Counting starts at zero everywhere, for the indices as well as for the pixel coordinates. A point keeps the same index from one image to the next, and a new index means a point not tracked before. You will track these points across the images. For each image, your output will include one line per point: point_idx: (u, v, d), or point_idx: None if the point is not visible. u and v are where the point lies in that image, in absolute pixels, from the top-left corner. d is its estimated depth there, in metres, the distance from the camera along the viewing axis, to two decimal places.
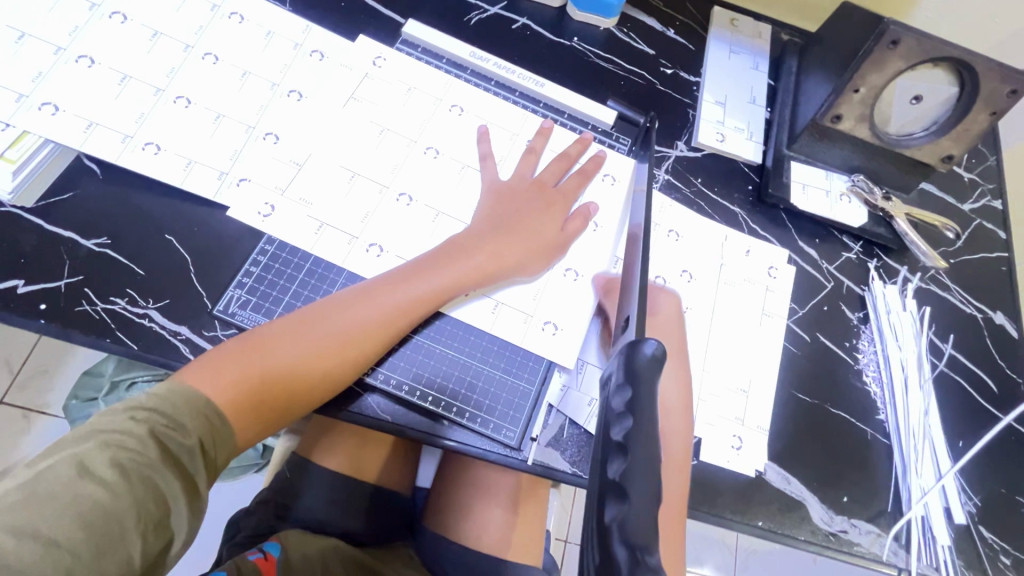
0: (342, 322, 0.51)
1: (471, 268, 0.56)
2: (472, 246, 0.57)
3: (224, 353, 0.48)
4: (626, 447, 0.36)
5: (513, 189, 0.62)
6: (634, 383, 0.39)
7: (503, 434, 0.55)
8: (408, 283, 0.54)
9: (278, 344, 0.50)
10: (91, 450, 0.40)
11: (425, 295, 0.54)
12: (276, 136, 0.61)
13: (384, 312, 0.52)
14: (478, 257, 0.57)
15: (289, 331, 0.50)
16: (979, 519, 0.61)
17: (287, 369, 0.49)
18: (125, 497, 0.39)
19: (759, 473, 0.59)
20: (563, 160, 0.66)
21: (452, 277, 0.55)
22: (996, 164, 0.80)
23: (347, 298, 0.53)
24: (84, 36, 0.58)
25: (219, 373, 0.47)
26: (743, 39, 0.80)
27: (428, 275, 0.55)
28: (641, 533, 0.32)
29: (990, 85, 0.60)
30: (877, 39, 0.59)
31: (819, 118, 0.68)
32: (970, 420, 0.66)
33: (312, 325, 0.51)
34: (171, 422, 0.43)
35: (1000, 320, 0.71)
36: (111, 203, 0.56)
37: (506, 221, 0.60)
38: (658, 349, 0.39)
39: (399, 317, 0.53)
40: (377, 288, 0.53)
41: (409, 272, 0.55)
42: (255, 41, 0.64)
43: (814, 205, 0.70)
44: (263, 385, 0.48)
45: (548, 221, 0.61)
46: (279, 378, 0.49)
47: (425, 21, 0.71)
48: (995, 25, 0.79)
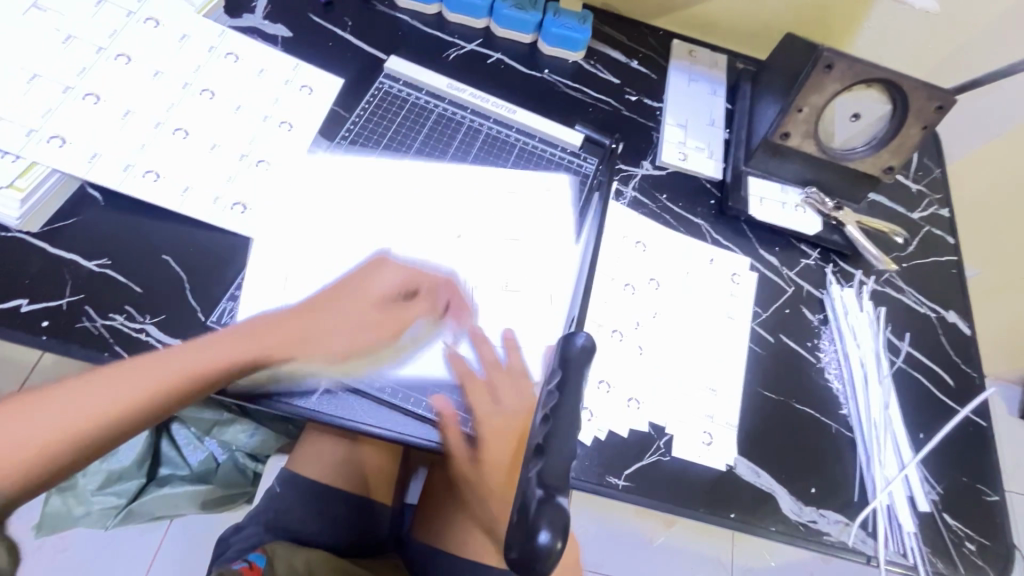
0: (161, 373, 0.51)
1: (362, 315, 0.59)
2: (365, 293, 0.60)
3: (46, 397, 0.48)
4: (548, 419, 0.45)
5: (392, 263, 0.63)
6: (563, 370, 0.47)
7: (480, 432, 0.58)
8: (292, 322, 0.57)
9: (48, 400, 0.48)
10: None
11: (311, 334, 0.57)
12: (268, 163, 0.66)
13: (213, 361, 0.53)
14: (270, 321, 0.57)
15: (132, 368, 0.50)
16: (943, 507, 0.64)
17: (12, 444, 0.45)
18: None
19: (729, 467, 0.62)
20: (450, 231, 0.67)
21: (244, 340, 0.55)
22: (941, 176, 0.86)
23: (229, 333, 0.55)
24: (90, 76, 0.63)
25: (91, 393, 0.48)
26: (701, 67, 0.87)
27: (316, 316, 0.58)
28: (554, 476, 0.41)
29: (918, 101, 0.66)
30: (814, 64, 0.66)
31: (770, 135, 0.73)
32: (930, 412, 0.69)
33: (190, 354, 0.52)
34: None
35: (953, 319, 0.76)
36: (113, 227, 0.60)
37: (365, 289, 0.60)
38: (587, 341, 0.48)
39: (179, 376, 0.51)
40: (218, 341, 0.54)
41: (294, 311, 0.58)
42: (249, 79, 0.70)
43: (771, 215, 0.75)
44: (11, 453, 0.45)
45: (411, 297, 0.61)
46: (10, 451, 0.45)
47: (406, 57, 0.78)
48: (930, 50, 0.86)
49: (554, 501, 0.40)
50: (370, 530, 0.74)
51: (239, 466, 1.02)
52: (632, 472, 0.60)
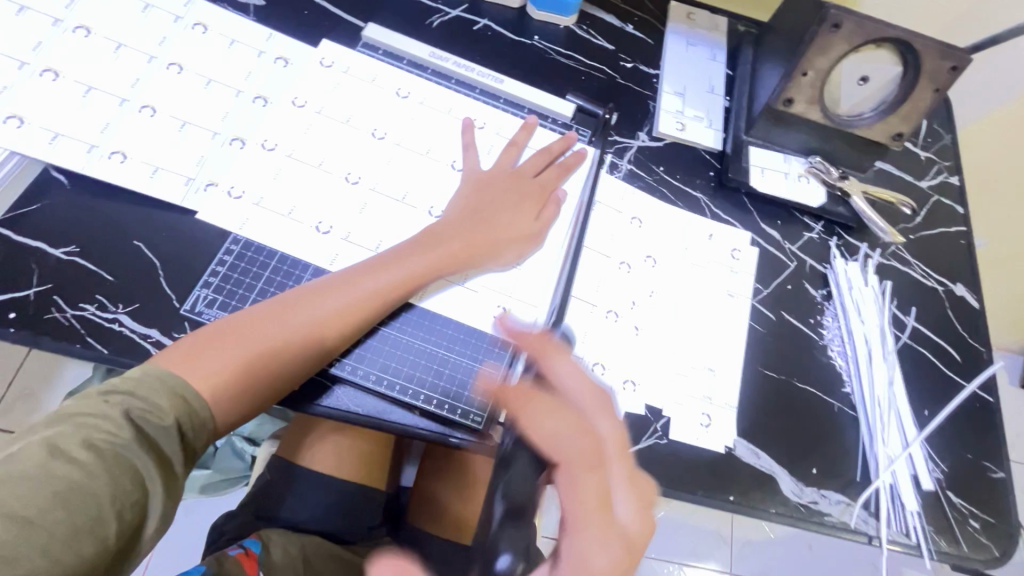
0: (370, 288, 0.54)
1: (442, 258, 0.58)
2: (444, 236, 0.59)
3: (229, 328, 0.50)
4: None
5: (490, 179, 0.65)
6: None
7: (471, 420, 0.55)
8: (377, 274, 0.55)
9: (285, 316, 0.52)
10: (66, 431, 0.41)
11: (394, 284, 0.55)
12: (242, 141, 0.63)
13: (400, 281, 0.55)
14: (456, 244, 0.59)
15: (276, 311, 0.52)
16: (947, 485, 0.63)
17: (270, 347, 0.50)
18: (98, 476, 0.40)
19: (728, 449, 0.60)
20: (543, 156, 0.68)
21: (423, 263, 0.57)
22: (951, 142, 0.82)
23: (321, 289, 0.53)
24: (48, 51, 0.59)
25: (202, 356, 0.48)
26: (700, 32, 0.82)
27: (395, 267, 0.56)
28: None
29: (931, 63, 0.62)
30: (820, 23, 0.61)
31: (772, 103, 0.70)
32: (935, 389, 0.67)
33: (291, 310, 0.52)
34: (149, 402, 0.44)
35: (961, 292, 0.73)
36: (80, 212, 0.57)
37: (478, 208, 0.62)
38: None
39: (387, 295, 0.55)
40: (392, 259, 0.56)
41: (383, 261, 0.56)
42: (219, 51, 0.66)
43: (774, 188, 0.72)
44: (251, 365, 0.49)
45: (522, 215, 0.64)
46: (275, 355, 0.50)
47: (387, 25, 0.73)
48: (943, 8, 0.81)
49: None
50: (362, 518, 0.73)
51: (236, 451, 1.02)
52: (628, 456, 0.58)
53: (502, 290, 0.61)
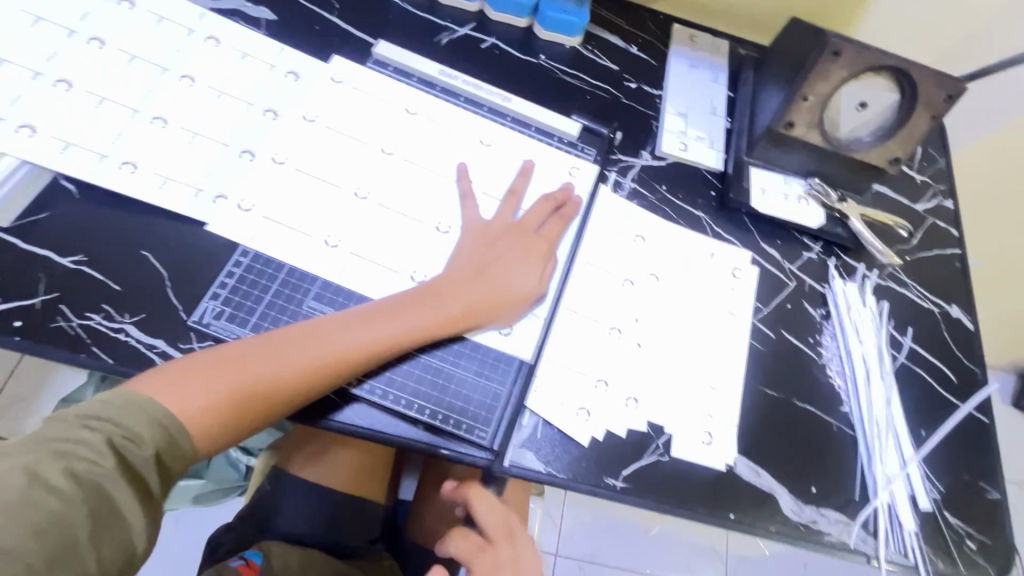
0: (366, 339, 0.53)
1: (444, 314, 0.57)
2: (449, 289, 0.58)
3: (220, 356, 0.50)
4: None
5: (495, 223, 0.64)
6: None
7: (476, 435, 0.56)
8: (377, 323, 0.54)
9: (277, 354, 0.51)
10: (46, 458, 0.41)
11: (392, 337, 0.54)
12: (251, 153, 0.63)
13: (397, 335, 0.54)
14: (458, 300, 0.58)
15: (268, 348, 0.51)
16: (944, 505, 0.63)
17: (255, 383, 0.49)
18: (77, 506, 0.40)
19: (729, 467, 0.60)
20: (550, 206, 0.67)
21: (424, 319, 0.56)
22: (945, 166, 0.84)
23: (318, 330, 0.53)
24: (62, 62, 0.60)
25: (184, 386, 0.47)
26: (702, 54, 0.84)
27: (397, 318, 0.55)
28: None
29: (927, 91, 0.64)
30: (821, 50, 0.63)
31: (773, 125, 0.71)
32: (932, 409, 0.68)
33: (284, 350, 0.51)
34: (131, 429, 0.44)
35: (956, 313, 0.74)
36: (88, 221, 0.58)
37: (484, 257, 0.61)
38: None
39: (381, 348, 0.54)
40: (395, 308, 0.55)
41: (386, 310, 0.55)
42: (231, 64, 0.67)
43: (773, 208, 0.73)
44: (232, 401, 0.49)
45: (525, 271, 0.62)
46: (259, 392, 0.50)
47: (396, 42, 0.74)
48: (938, 36, 0.84)
49: None
50: (360, 530, 0.72)
51: (231, 461, 1.01)
52: (631, 473, 0.58)
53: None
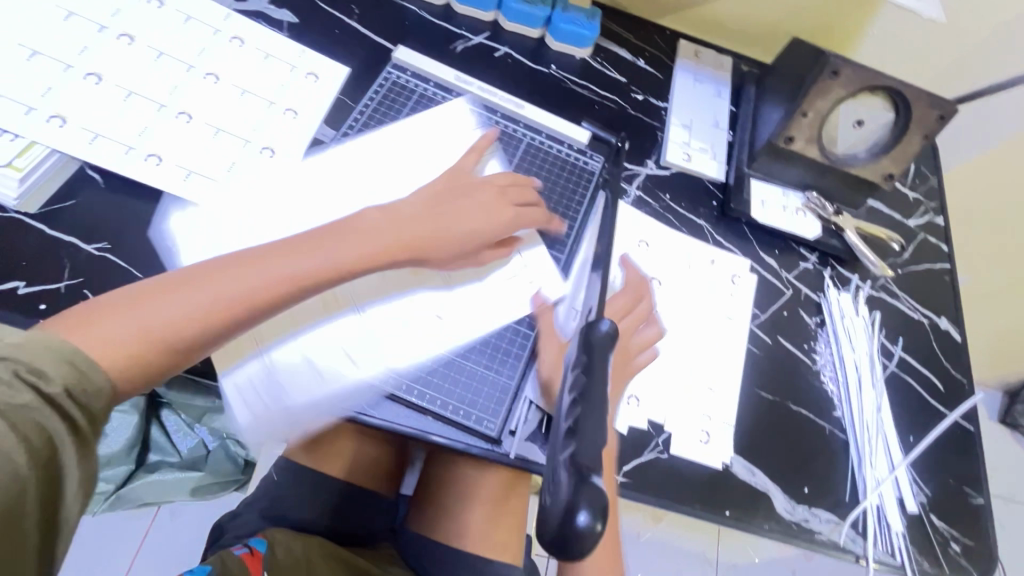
0: (297, 266, 0.53)
1: (362, 250, 0.56)
2: (361, 225, 0.58)
3: (145, 291, 0.49)
4: (579, 399, 0.40)
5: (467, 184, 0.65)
6: (591, 355, 0.43)
7: (483, 426, 0.58)
8: (285, 258, 0.53)
9: (185, 288, 0.50)
10: None
11: (300, 270, 0.53)
12: (272, 150, 0.65)
13: (321, 267, 0.54)
14: (394, 236, 0.58)
15: (175, 284, 0.50)
16: (930, 508, 0.66)
17: (181, 315, 0.48)
18: (9, 445, 0.37)
19: (725, 465, 0.62)
20: (530, 191, 0.68)
21: (359, 247, 0.56)
22: (937, 184, 0.88)
23: (221, 267, 0.52)
24: (92, 56, 0.62)
25: (90, 320, 0.46)
26: (707, 70, 0.87)
27: (309, 254, 0.54)
28: (590, 456, 0.36)
29: (920, 111, 0.67)
30: (820, 69, 0.66)
31: (774, 139, 0.74)
32: (920, 416, 0.71)
33: (190, 285, 0.50)
34: (41, 364, 0.40)
35: (945, 325, 0.77)
36: (113, 210, 0.59)
37: (440, 205, 0.62)
38: (611, 327, 0.45)
39: (311, 276, 0.54)
40: (304, 244, 0.55)
41: (294, 245, 0.55)
42: (254, 63, 0.69)
43: (771, 218, 0.76)
44: (157, 332, 0.47)
45: (469, 219, 0.62)
46: (189, 323, 0.49)
47: (414, 48, 0.77)
48: (932, 60, 0.87)
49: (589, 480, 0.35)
50: (364, 519, 0.75)
51: (229, 454, 1.02)
52: (631, 469, 0.60)
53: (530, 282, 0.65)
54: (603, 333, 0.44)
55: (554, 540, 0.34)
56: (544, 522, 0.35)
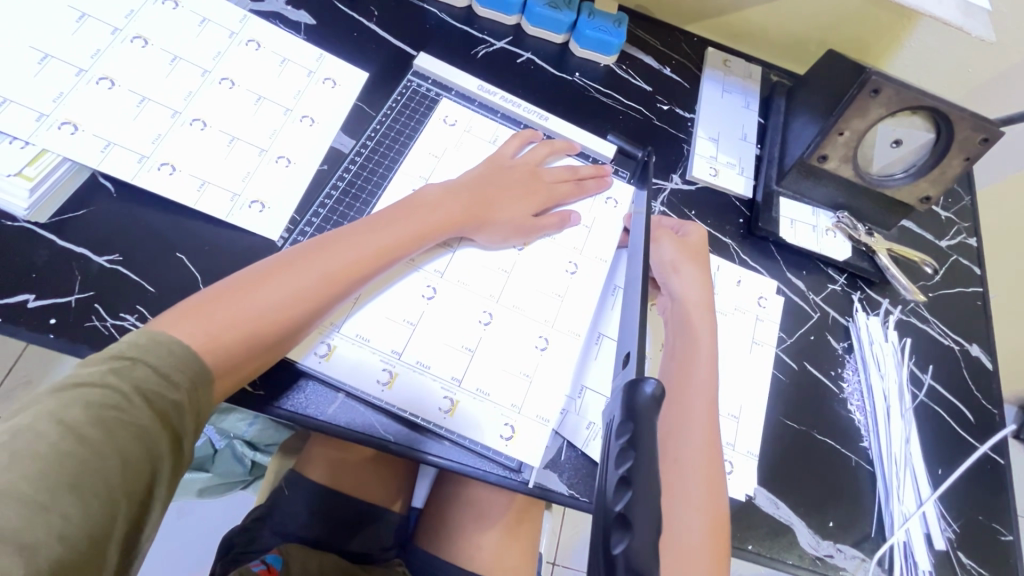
0: (369, 246, 0.54)
1: (434, 222, 0.58)
2: (434, 203, 0.59)
3: (227, 285, 0.49)
4: (629, 480, 0.37)
5: (506, 166, 0.66)
6: (635, 422, 0.40)
7: (503, 456, 0.55)
8: (368, 234, 0.55)
9: (279, 272, 0.50)
10: (71, 408, 0.40)
11: (385, 244, 0.55)
12: (288, 159, 0.63)
13: (400, 239, 0.56)
14: (453, 208, 0.60)
15: (270, 270, 0.50)
16: (958, 545, 0.64)
17: (270, 306, 0.49)
18: (110, 454, 0.39)
19: (748, 497, 0.61)
20: (568, 170, 0.69)
21: (420, 222, 0.58)
22: (971, 204, 0.85)
23: (310, 249, 0.53)
24: (105, 59, 0.60)
25: (192, 319, 0.46)
26: (735, 80, 0.84)
27: (388, 227, 0.56)
28: (645, 559, 0.34)
29: (963, 133, 0.64)
30: (860, 87, 0.63)
31: (806, 157, 0.71)
32: (949, 448, 0.69)
33: (283, 268, 0.51)
34: (155, 372, 0.43)
35: (976, 352, 0.75)
36: (125, 221, 0.58)
37: (483, 186, 0.63)
38: (657, 388, 0.41)
39: (382, 255, 0.55)
40: (383, 220, 0.56)
41: (374, 223, 0.56)
42: (270, 68, 0.67)
43: (801, 239, 0.74)
44: (253, 327, 0.48)
45: (523, 206, 0.64)
46: (279, 316, 0.49)
47: (434, 53, 0.74)
48: (970, 74, 0.84)
49: None
50: (375, 537, 0.73)
51: (237, 455, 1.01)
52: None
53: (572, 249, 0.66)
54: (648, 397, 0.41)
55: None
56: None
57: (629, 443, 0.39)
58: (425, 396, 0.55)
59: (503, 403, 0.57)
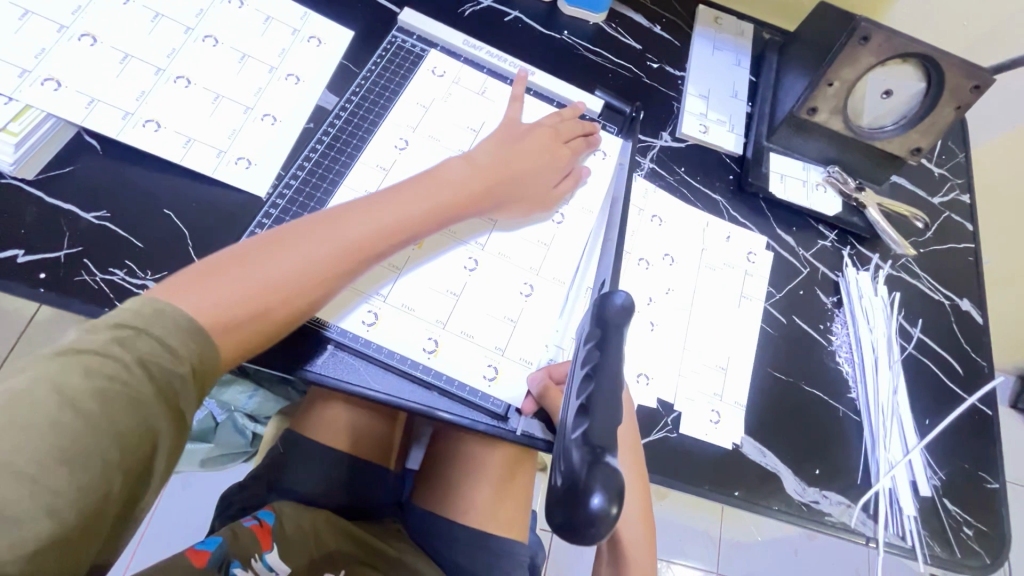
0: (386, 222, 0.52)
1: (454, 199, 0.57)
2: (453, 179, 0.57)
3: (234, 256, 0.46)
4: (592, 375, 0.39)
5: (518, 133, 0.64)
6: (605, 328, 0.42)
7: (490, 402, 0.56)
8: (386, 209, 0.53)
9: (293, 246, 0.48)
10: (70, 375, 0.37)
11: (405, 221, 0.53)
12: (274, 117, 0.63)
13: (419, 216, 0.54)
14: (467, 181, 0.58)
15: (282, 242, 0.48)
16: (944, 492, 0.65)
17: (281, 279, 0.47)
18: (106, 429, 0.36)
19: (735, 446, 0.61)
20: (578, 127, 0.69)
21: (434, 195, 0.55)
22: (965, 161, 0.84)
23: (324, 221, 0.50)
24: (86, 16, 0.59)
25: (202, 291, 0.43)
26: (726, 37, 0.83)
27: (408, 203, 0.54)
28: (602, 435, 0.36)
29: (954, 80, 0.64)
30: (849, 35, 0.62)
31: (796, 110, 0.71)
32: (937, 400, 0.69)
33: (298, 241, 0.48)
34: (162, 343, 0.40)
35: (966, 307, 0.75)
36: (112, 178, 0.58)
37: (495, 158, 0.61)
38: (628, 299, 0.43)
39: (397, 229, 0.53)
40: (401, 194, 0.54)
41: (392, 196, 0.54)
42: (254, 26, 0.66)
43: (791, 194, 0.73)
44: (266, 301, 0.46)
45: (536, 180, 0.63)
46: (292, 292, 0.47)
47: (420, 10, 0.73)
48: (965, 28, 0.83)
49: (603, 461, 0.34)
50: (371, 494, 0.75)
51: (237, 426, 1.02)
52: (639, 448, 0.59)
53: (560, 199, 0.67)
54: (618, 307, 0.43)
55: (565, 525, 0.33)
56: (553, 504, 0.34)
57: (595, 344, 0.41)
58: (411, 339, 0.56)
59: (486, 344, 0.58)
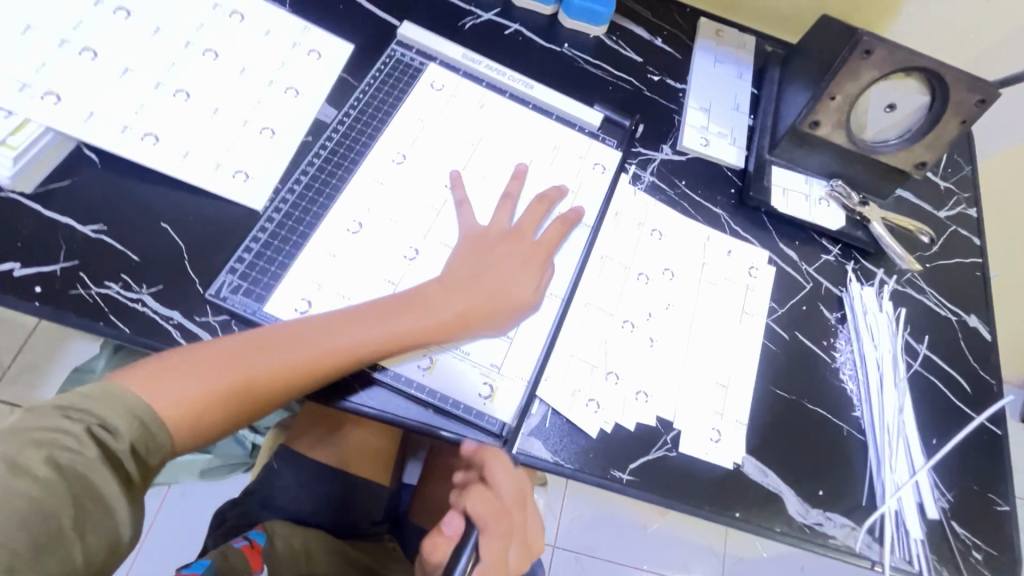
0: (356, 339, 0.52)
1: (435, 319, 0.55)
2: (439, 298, 0.56)
3: (216, 352, 0.49)
4: None
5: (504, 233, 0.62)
6: None
7: (486, 421, 0.55)
8: (362, 328, 0.52)
9: (261, 354, 0.49)
10: (22, 447, 0.39)
11: (375, 344, 0.52)
12: (272, 130, 0.63)
13: (393, 338, 0.53)
14: (452, 308, 0.56)
15: (253, 346, 0.50)
16: (952, 515, 0.63)
17: (237, 383, 0.48)
18: (60, 492, 0.39)
19: (737, 465, 0.60)
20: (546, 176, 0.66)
21: (414, 321, 0.54)
22: (971, 173, 0.83)
23: (300, 331, 0.51)
24: (88, 30, 0.60)
25: (163, 381, 0.46)
26: (728, 50, 0.82)
27: (385, 324, 0.53)
28: None
29: (958, 94, 0.63)
30: (851, 49, 0.62)
31: (799, 124, 0.70)
32: (945, 419, 0.68)
33: (266, 349, 0.50)
34: (110, 420, 0.42)
35: (974, 323, 0.73)
36: (110, 191, 0.58)
37: (482, 269, 0.59)
38: None
39: (360, 354, 0.52)
40: (384, 312, 0.54)
41: (374, 314, 0.53)
42: (253, 40, 0.66)
43: (793, 208, 0.72)
44: (217, 401, 0.47)
45: (518, 291, 0.59)
46: (248, 395, 0.49)
47: (420, 24, 0.74)
48: (970, 41, 0.82)
49: None
50: (367, 510, 0.74)
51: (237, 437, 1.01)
52: (637, 467, 0.58)
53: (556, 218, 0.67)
54: None
55: None
56: None
57: None
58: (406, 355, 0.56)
59: (481, 361, 0.57)
